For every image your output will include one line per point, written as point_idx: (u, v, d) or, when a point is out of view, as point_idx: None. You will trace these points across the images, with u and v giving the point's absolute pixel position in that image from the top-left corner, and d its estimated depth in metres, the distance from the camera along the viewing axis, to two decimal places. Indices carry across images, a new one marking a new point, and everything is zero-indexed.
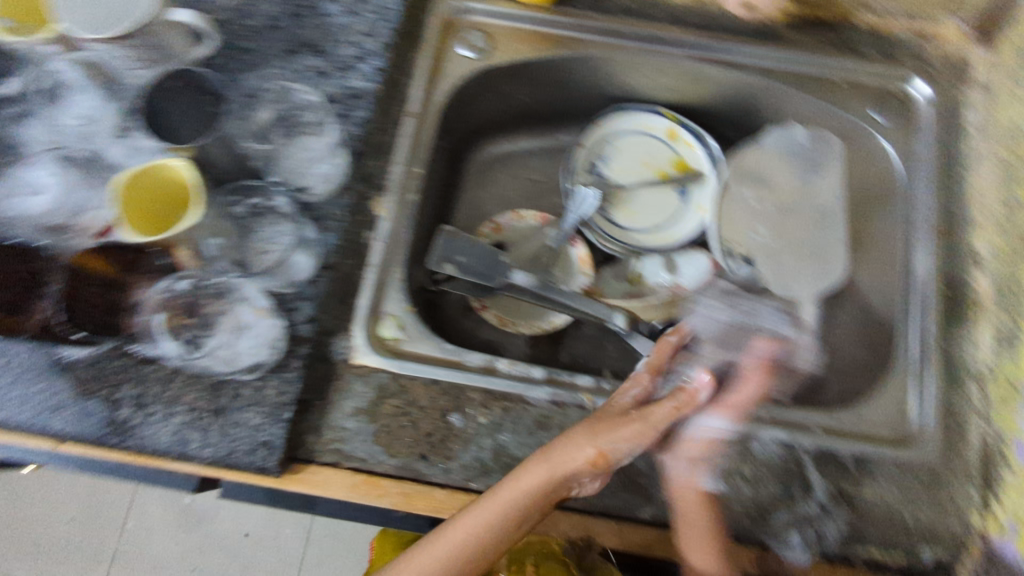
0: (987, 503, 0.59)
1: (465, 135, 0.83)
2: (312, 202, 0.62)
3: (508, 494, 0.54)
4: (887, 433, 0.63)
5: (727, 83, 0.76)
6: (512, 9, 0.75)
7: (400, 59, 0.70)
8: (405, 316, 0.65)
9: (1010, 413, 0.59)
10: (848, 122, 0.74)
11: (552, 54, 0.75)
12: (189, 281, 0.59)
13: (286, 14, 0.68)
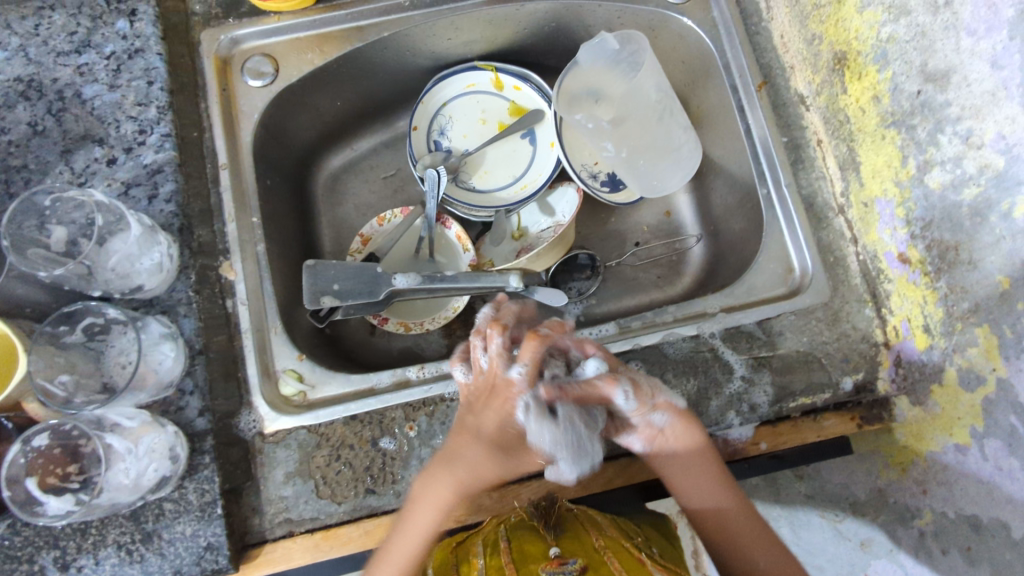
0: (884, 318, 0.62)
1: (298, 162, 0.78)
2: (152, 296, 0.58)
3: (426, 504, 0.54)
4: (781, 290, 0.66)
5: (525, 17, 0.75)
6: (280, 22, 0.70)
7: (190, 115, 0.66)
8: (302, 365, 0.63)
9: (872, 231, 0.62)
10: (649, 13, 0.75)
11: (341, 52, 0.71)
12: (46, 435, 0.50)
13: (44, 115, 0.62)
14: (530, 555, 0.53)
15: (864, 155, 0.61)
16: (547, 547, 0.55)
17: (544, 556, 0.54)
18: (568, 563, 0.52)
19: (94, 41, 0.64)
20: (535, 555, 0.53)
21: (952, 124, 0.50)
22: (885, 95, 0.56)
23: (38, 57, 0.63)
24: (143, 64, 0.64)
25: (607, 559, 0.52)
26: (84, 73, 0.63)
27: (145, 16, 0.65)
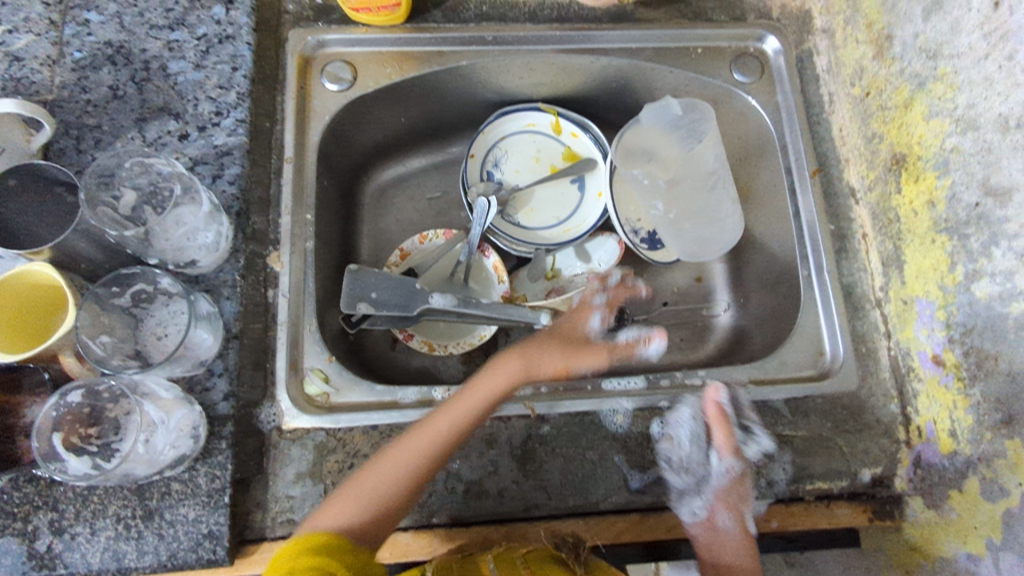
0: (909, 416, 0.63)
1: (353, 168, 0.80)
2: (201, 273, 0.58)
3: (478, 394, 0.58)
4: (809, 372, 0.66)
5: (598, 69, 0.77)
6: (366, 33, 0.72)
7: (265, 107, 0.67)
8: (329, 368, 0.63)
9: (908, 329, 0.63)
10: (717, 86, 0.77)
11: (417, 72, 0.73)
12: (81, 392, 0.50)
13: (126, 81, 0.63)
14: None
15: (910, 255, 0.63)
16: None
17: None
18: None
19: (189, 21, 0.66)
20: None
21: (1007, 239, 0.52)
22: (940, 201, 0.59)
23: (133, 27, 0.65)
24: (231, 50, 0.66)
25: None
26: (174, 49, 0.65)
27: (241, 5, 0.67)
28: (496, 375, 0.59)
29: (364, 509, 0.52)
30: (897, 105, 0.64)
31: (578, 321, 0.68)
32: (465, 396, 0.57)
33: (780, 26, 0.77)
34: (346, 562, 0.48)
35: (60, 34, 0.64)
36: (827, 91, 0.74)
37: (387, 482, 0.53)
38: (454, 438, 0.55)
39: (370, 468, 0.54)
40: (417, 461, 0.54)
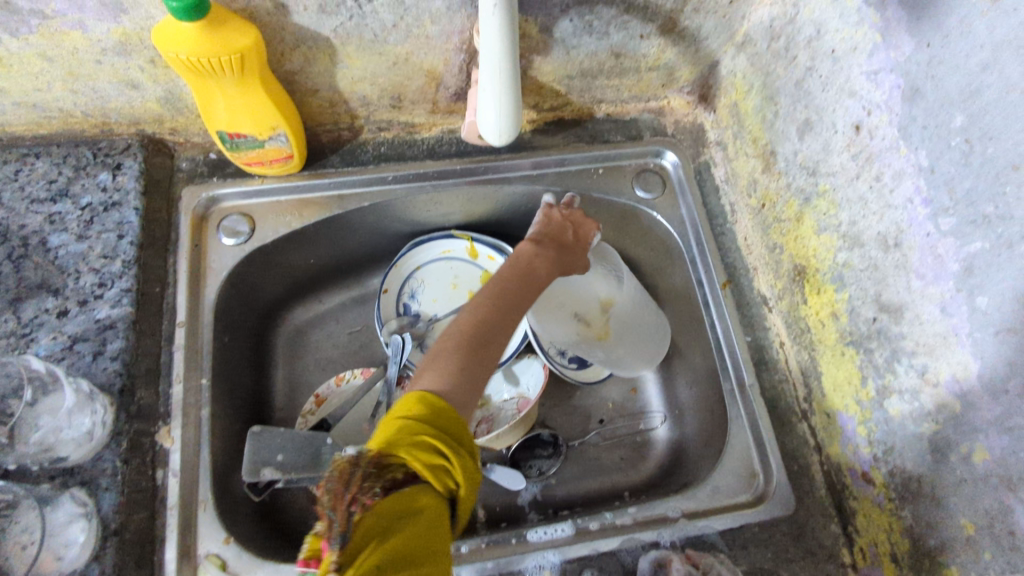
0: (850, 538, 0.59)
1: (263, 314, 0.77)
2: (76, 464, 0.53)
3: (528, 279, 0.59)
4: (745, 497, 0.63)
5: (504, 196, 0.78)
6: (262, 184, 0.70)
7: (155, 269, 0.65)
8: (227, 550, 0.57)
9: (835, 443, 0.61)
10: (623, 202, 0.78)
11: (318, 218, 0.72)
12: None
13: (2, 260, 0.60)
14: None
15: (825, 367, 0.61)
16: None
17: None
18: None
19: (73, 192, 0.64)
20: None
21: (907, 355, 0.51)
22: (842, 314, 0.58)
23: (12, 204, 0.63)
24: (116, 217, 0.64)
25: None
26: (55, 222, 0.63)
27: (129, 171, 0.66)
28: (540, 265, 0.60)
29: (451, 373, 0.49)
30: (789, 218, 0.64)
31: (581, 221, 0.67)
32: (515, 269, 0.59)
33: (676, 140, 0.79)
34: (451, 421, 0.46)
35: None
36: (728, 200, 0.76)
37: (487, 315, 0.54)
38: (518, 296, 0.57)
39: (447, 329, 0.53)
40: (488, 320, 0.54)
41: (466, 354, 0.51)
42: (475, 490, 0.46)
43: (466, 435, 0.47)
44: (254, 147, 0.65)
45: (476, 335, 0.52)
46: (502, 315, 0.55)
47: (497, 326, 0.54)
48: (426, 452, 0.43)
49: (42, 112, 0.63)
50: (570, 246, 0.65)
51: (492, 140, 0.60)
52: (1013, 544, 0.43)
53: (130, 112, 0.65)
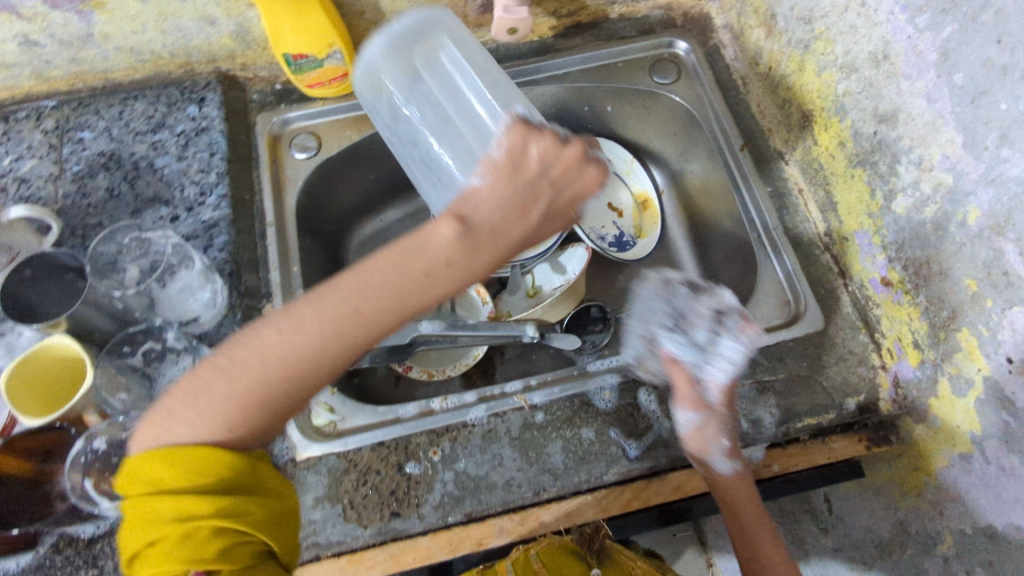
0: (878, 342, 0.66)
1: (334, 227, 0.87)
2: (206, 329, 0.64)
3: (395, 295, 0.44)
4: (779, 321, 0.70)
5: (534, 98, 0.86)
6: (324, 105, 0.81)
7: (243, 181, 0.76)
8: (332, 399, 0.68)
9: (856, 262, 0.68)
10: (643, 91, 0.85)
11: (373, 131, 0.82)
12: (106, 438, 0.54)
13: (120, 182, 0.72)
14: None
15: (840, 195, 0.68)
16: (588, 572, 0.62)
17: None
18: None
19: (169, 124, 0.75)
20: None
21: (905, 154, 0.57)
22: (848, 140, 0.65)
23: (122, 138, 0.74)
24: (207, 140, 0.75)
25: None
26: (158, 149, 0.74)
27: (212, 102, 0.77)
28: (443, 249, 0.45)
29: (225, 427, 0.43)
30: (794, 70, 0.71)
31: (567, 171, 0.51)
32: (401, 259, 0.45)
33: (686, 30, 0.86)
34: (231, 477, 0.42)
35: (60, 154, 0.73)
36: (739, 75, 0.83)
37: (244, 378, 0.43)
38: (309, 368, 0.44)
39: (214, 360, 0.44)
40: (295, 360, 0.44)
41: (229, 408, 0.43)
42: (292, 518, 0.47)
43: (261, 481, 0.44)
44: (316, 67, 0.75)
45: (256, 391, 0.43)
46: (322, 347, 0.44)
47: (325, 346, 0.44)
48: (204, 545, 0.40)
49: (137, 57, 0.75)
50: (510, 195, 0.48)
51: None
52: (1009, 281, 0.50)
53: (208, 50, 0.76)
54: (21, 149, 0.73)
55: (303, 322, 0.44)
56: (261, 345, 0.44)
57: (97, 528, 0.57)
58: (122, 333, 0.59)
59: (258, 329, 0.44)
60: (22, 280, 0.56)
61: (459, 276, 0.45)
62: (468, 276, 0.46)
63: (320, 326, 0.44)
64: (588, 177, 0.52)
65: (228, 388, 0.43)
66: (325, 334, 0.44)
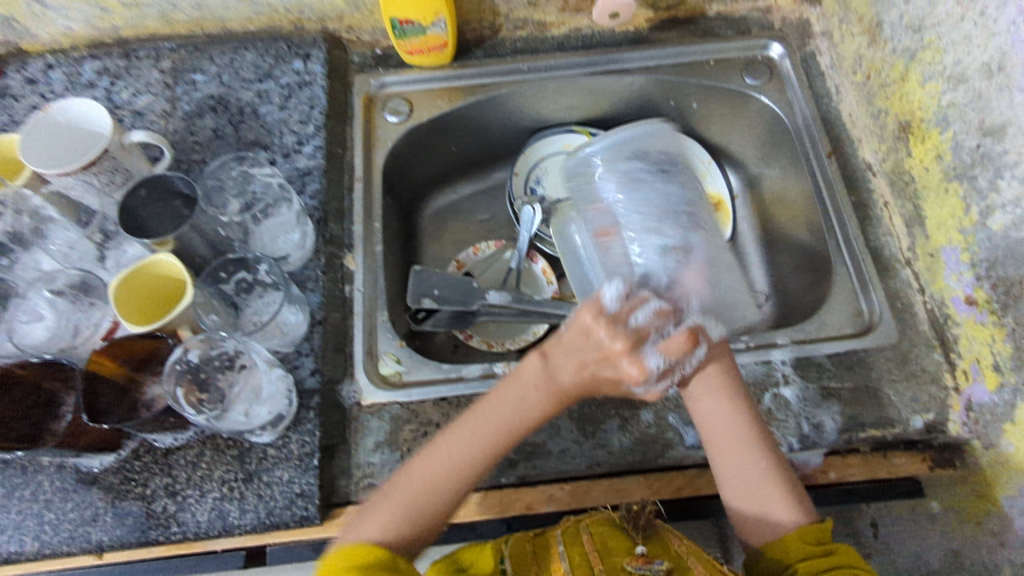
0: (953, 363, 0.65)
1: (411, 193, 0.90)
2: (292, 269, 0.68)
3: (511, 426, 0.54)
4: (850, 330, 0.70)
5: (623, 88, 0.87)
6: (420, 74, 0.84)
7: (337, 136, 0.79)
8: (400, 351, 0.69)
9: (938, 279, 0.67)
10: (732, 90, 0.85)
11: (463, 103, 0.84)
12: (199, 352, 0.59)
13: (226, 123, 0.76)
14: (615, 548, 0.54)
15: (929, 210, 0.67)
16: (631, 545, 0.55)
17: (629, 552, 0.54)
18: (654, 561, 0.52)
19: (275, 75, 0.79)
20: (620, 549, 0.54)
21: (1009, 170, 0.56)
22: (947, 153, 0.64)
23: (231, 83, 0.78)
24: (309, 94, 0.78)
25: (692, 565, 0.52)
26: (263, 97, 0.78)
27: (317, 58, 0.80)
28: (532, 403, 0.54)
29: (392, 526, 0.52)
30: (895, 80, 0.71)
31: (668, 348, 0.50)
32: (498, 402, 0.55)
33: (784, 34, 0.86)
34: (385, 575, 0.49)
35: (174, 92, 0.78)
36: (834, 83, 0.82)
37: (410, 504, 0.53)
38: (435, 490, 0.53)
39: (386, 488, 0.55)
40: (435, 480, 0.53)
41: (412, 525, 0.52)
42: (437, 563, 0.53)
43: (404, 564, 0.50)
44: (418, 34, 0.78)
45: (410, 511, 0.53)
46: (464, 476, 0.54)
47: (467, 472, 0.54)
48: None
49: (255, 8, 0.79)
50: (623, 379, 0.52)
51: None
52: None
53: (320, 9, 0.79)
54: (140, 85, 0.78)
55: (446, 457, 0.54)
56: (408, 469, 0.55)
57: (176, 440, 0.60)
58: (219, 259, 0.64)
59: (408, 466, 0.55)
60: (139, 199, 0.61)
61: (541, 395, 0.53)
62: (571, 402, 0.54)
63: (453, 460, 0.54)
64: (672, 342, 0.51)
65: (387, 508, 0.53)
66: (459, 456, 0.54)
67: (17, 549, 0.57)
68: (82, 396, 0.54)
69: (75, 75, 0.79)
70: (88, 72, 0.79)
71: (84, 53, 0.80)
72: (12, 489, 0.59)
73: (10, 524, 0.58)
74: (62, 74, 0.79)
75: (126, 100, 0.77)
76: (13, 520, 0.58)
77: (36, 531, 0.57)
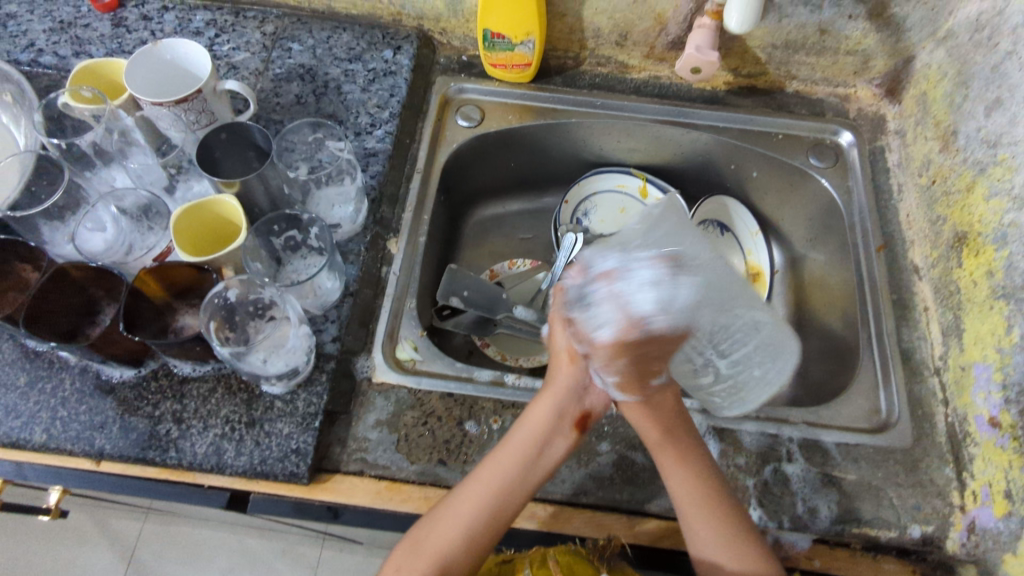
0: (963, 481, 0.64)
1: (462, 198, 0.93)
2: (342, 237, 0.71)
3: (518, 442, 0.60)
4: (864, 425, 0.69)
5: (689, 142, 0.89)
6: (498, 87, 0.88)
7: (408, 128, 0.83)
8: (420, 340, 0.71)
9: (965, 394, 0.66)
10: (794, 167, 0.86)
11: (533, 122, 0.87)
12: (238, 292, 0.61)
13: (309, 93, 0.80)
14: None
15: (968, 324, 0.68)
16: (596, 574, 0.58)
17: None
18: None
19: (364, 59, 0.83)
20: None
21: None
22: (999, 270, 0.65)
23: (323, 58, 0.83)
24: (391, 83, 0.82)
25: None
26: (349, 76, 0.82)
27: (406, 52, 0.85)
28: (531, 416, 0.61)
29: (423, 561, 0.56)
30: (960, 190, 0.72)
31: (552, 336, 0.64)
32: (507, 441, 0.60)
33: (855, 125, 0.87)
34: None
35: (269, 55, 0.83)
36: (896, 182, 0.83)
37: (435, 552, 0.56)
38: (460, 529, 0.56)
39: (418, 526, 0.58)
40: (463, 523, 0.56)
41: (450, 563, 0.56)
42: None
43: None
44: (506, 49, 0.83)
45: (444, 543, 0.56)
46: (499, 507, 0.57)
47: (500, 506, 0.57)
48: None
49: None
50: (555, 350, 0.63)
51: (712, 56, 0.80)
52: None
53: (420, 8, 0.84)
54: (240, 42, 0.83)
55: (474, 490, 0.58)
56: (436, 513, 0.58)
57: (194, 370, 0.63)
58: (276, 213, 0.65)
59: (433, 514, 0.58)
60: (218, 141, 0.64)
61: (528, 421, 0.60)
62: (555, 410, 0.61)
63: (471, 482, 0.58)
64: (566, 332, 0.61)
65: (418, 546, 0.56)
66: (475, 489, 0.57)
67: (27, 436, 0.59)
68: (119, 309, 0.57)
69: (185, 22, 0.84)
70: (198, 21, 0.84)
71: (198, 4, 0.86)
72: (32, 381, 0.62)
73: (23, 415, 0.60)
74: (174, 18, 0.84)
75: (224, 53, 0.82)
76: (25, 412, 0.60)
77: (46, 424, 0.60)
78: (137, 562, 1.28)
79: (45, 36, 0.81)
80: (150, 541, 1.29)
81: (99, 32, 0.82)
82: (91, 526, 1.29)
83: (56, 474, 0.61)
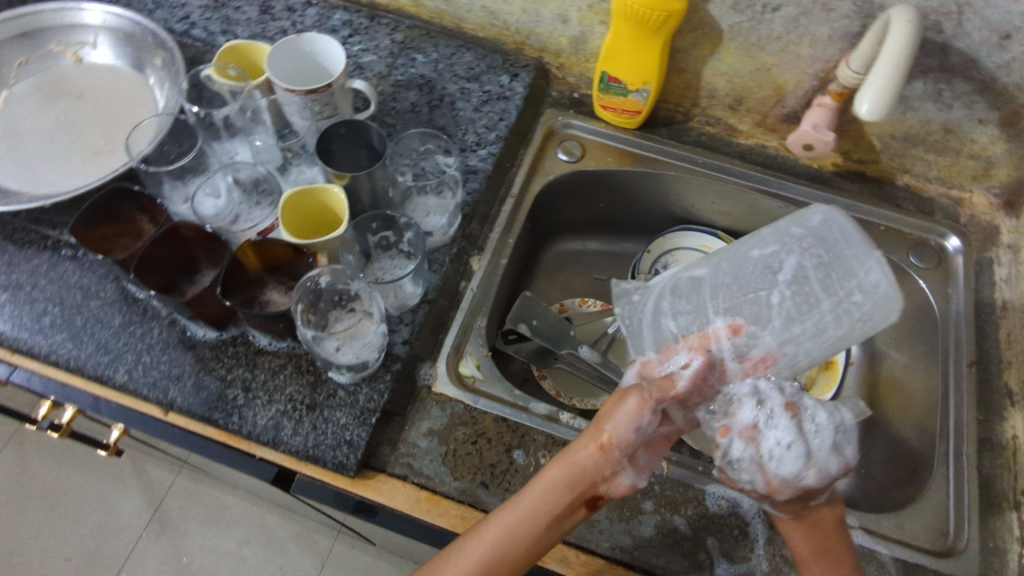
0: None
1: (547, 229, 0.94)
2: (430, 246, 0.73)
3: (549, 480, 0.54)
4: (928, 545, 0.65)
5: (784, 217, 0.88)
6: (605, 128, 0.89)
7: (510, 152, 0.85)
8: (484, 358, 0.71)
9: None
10: (892, 262, 0.83)
11: (631, 168, 0.88)
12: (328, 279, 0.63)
13: (425, 104, 0.83)
14: None
15: None
16: None
17: None
18: None
19: (481, 80, 0.86)
20: None
21: None
22: None
23: (443, 72, 0.86)
24: (502, 107, 0.84)
25: None
26: (464, 94, 0.85)
27: (522, 80, 0.87)
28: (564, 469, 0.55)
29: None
30: None
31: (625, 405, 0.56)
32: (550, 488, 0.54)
33: (965, 231, 0.84)
34: None
35: (395, 61, 0.87)
36: (1001, 298, 0.79)
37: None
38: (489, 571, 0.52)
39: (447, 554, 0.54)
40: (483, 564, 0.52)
41: None
42: None
43: None
44: (619, 94, 0.84)
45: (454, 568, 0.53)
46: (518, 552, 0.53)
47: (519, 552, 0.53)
48: None
49: (491, 20, 0.87)
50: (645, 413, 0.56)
51: (830, 135, 0.79)
52: None
53: (545, 41, 0.86)
54: (370, 45, 0.88)
55: (484, 539, 0.53)
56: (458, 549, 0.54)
57: (270, 344, 0.65)
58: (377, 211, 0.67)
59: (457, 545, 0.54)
60: (337, 134, 0.67)
61: (550, 500, 0.53)
62: (569, 489, 0.54)
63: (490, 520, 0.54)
64: (627, 409, 0.55)
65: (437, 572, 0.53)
66: (501, 530, 0.53)
67: (111, 374, 0.63)
68: (220, 274, 0.60)
69: (325, 18, 0.89)
70: (336, 20, 0.89)
71: (338, 4, 0.91)
72: (125, 324, 0.65)
73: (111, 352, 0.64)
74: (315, 13, 0.90)
75: (354, 53, 0.86)
76: (114, 350, 0.64)
77: (130, 366, 0.63)
78: (163, 513, 1.32)
79: (199, 11, 0.88)
80: (179, 496, 1.33)
81: (247, 15, 0.88)
82: (130, 468, 1.34)
83: (125, 415, 0.64)
